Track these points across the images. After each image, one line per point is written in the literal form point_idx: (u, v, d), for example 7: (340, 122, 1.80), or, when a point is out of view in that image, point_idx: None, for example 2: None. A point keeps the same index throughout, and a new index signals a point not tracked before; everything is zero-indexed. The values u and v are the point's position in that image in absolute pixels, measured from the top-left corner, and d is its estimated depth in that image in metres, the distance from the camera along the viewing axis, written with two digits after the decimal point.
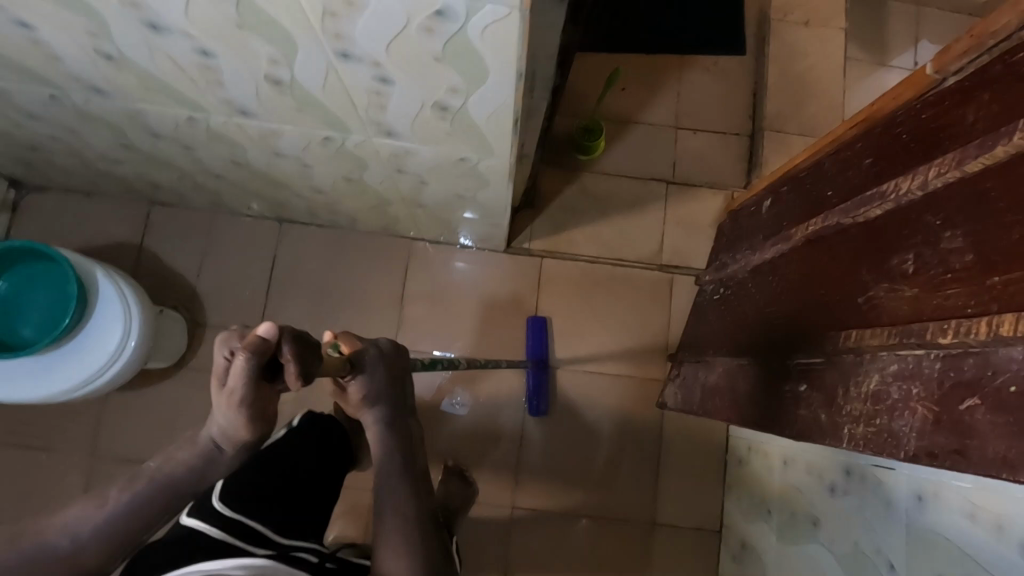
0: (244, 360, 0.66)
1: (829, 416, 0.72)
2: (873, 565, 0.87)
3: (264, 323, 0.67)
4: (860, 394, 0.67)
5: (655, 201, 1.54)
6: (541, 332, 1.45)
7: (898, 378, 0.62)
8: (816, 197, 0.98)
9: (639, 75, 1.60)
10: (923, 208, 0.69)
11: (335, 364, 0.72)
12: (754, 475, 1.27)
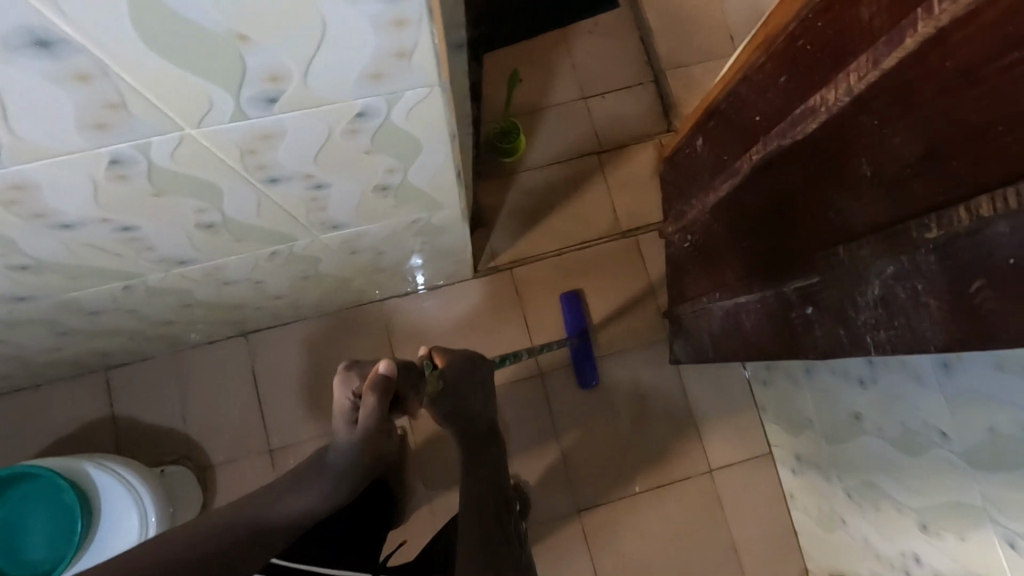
0: (374, 401, 0.68)
1: (847, 330, 0.75)
2: (925, 437, 0.92)
3: (383, 362, 0.69)
4: (869, 302, 0.70)
5: (593, 175, 1.55)
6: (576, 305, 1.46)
7: (898, 278, 0.65)
8: (746, 126, 1.01)
9: (531, 62, 1.61)
10: (856, 112, 0.72)
11: (429, 382, 0.82)
12: (783, 391, 1.32)
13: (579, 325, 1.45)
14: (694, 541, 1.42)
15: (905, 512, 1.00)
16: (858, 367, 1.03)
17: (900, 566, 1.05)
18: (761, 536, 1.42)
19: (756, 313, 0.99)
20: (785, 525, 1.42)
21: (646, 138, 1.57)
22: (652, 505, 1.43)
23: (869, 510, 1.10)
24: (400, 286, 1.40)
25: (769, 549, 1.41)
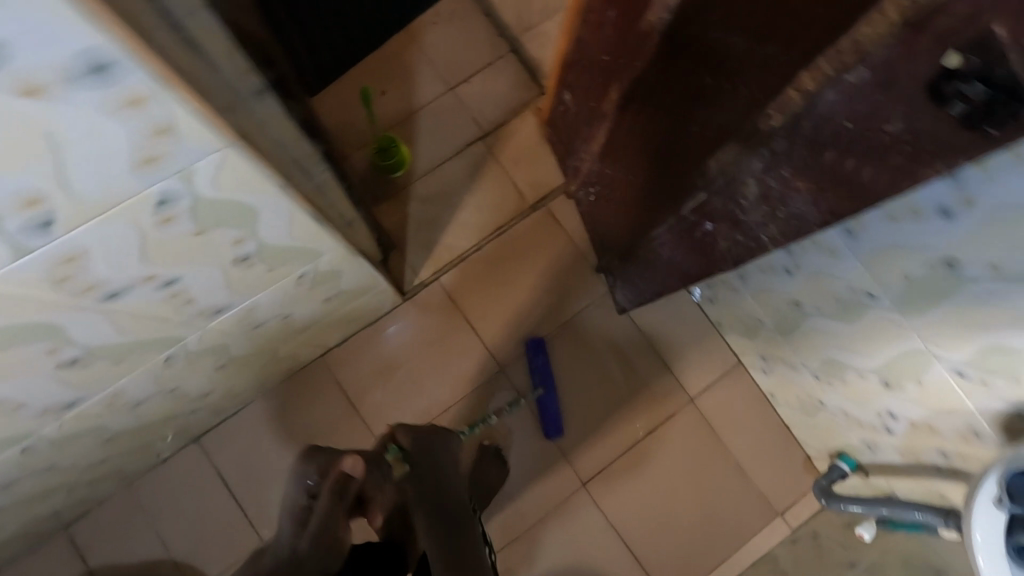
0: (332, 479, 0.91)
1: (746, 233, 0.75)
2: (857, 302, 0.93)
3: (347, 459, 0.92)
4: (753, 200, 0.71)
5: (485, 160, 1.53)
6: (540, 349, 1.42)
7: (766, 167, 0.66)
8: (598, 67, 1.00)
9: (386, 71, 1.57)
10: (679, 24, 0.71)
11: (396, 468, 0.95)
12: (729, 302, 1.34)
13: (538, 342, 1.43)
14: (700, 470, 1.44)
15: (868, 375, 1.03)
16: (780, 258, 1.05)
17: (881, 426, 1.08)
18: (758, 442, 1.45)
19: (664, 243, 1.00)
20: (776, 423, 1.46)
21: (522, 108, 1.56)
22: (650, 451, 1.44)
23: (838, 384, 1.13)
24: (334, 335, 1.36)
25: (770, 450, 1.44)
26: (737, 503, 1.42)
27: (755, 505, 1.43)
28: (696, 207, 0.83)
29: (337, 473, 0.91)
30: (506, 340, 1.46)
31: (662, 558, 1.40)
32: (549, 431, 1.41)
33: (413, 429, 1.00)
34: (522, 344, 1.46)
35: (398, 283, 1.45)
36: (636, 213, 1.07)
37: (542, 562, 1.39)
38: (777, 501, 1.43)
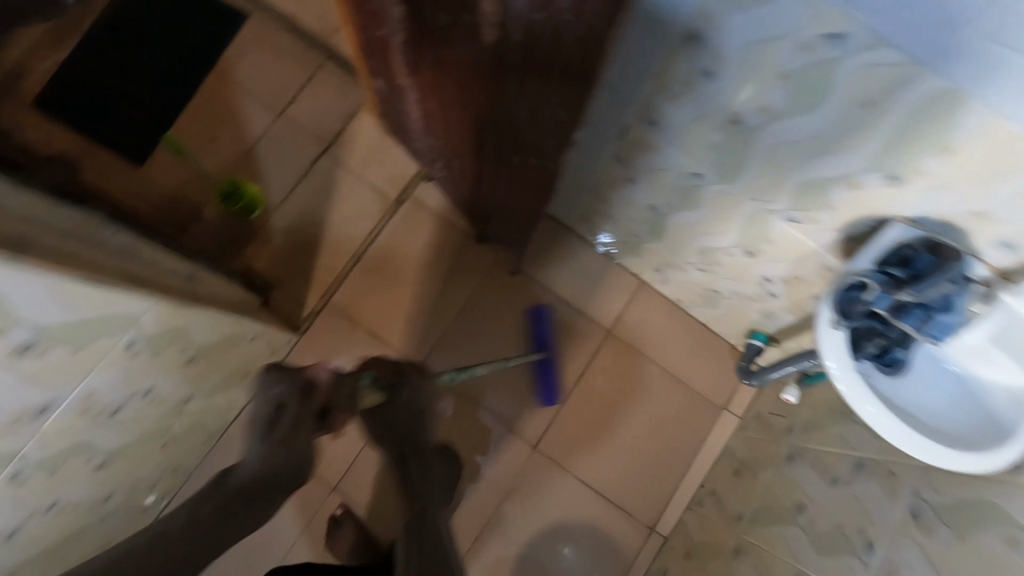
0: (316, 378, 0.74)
1: None
2: (693, 184, 0.95)
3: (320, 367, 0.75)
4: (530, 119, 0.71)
5: (335, 173, 1.49)
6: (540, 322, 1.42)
7: (518, 83, 0.66)
8: (374, 46, 0.98)
9: (205, 117, 1.51)
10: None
11: (374, 393, 0.84)
12: (607, 228, 1.35)
13: (546, 345, 1.41)
14: (638, 394, 1.46)
15: (733, 251, 1.06)
16: (619, 169, 1.05)
17: (766, 293, 1.11)
18: (683, 348, 1.48)
19: (505, 187, 0.99)
20: (694, 325, 1.49)
21: (355, 111, 1.53)
22: (587, 393, 1.45)
23: (718, 269, 1.16)
24: (237, 395, 1.30)
25: (696, 352, 1.48)
26: (681, 411, 1.46)
27: (699, 408, 1.47)
28: (503, 141, 0.82)
29: (302, 381, 0.73)
30: (415, 338, 1.44)
31: (631, 488, 1.43)
32: (548, 399, 1.42)
33: (398, 363, 0.88)
34: (432, 336, 1.45)
35: (289, 319, 1.42)
36: (473, 171, 1.06)
37: (521, 534, 1.40)
38: (718, 397, 1.47)
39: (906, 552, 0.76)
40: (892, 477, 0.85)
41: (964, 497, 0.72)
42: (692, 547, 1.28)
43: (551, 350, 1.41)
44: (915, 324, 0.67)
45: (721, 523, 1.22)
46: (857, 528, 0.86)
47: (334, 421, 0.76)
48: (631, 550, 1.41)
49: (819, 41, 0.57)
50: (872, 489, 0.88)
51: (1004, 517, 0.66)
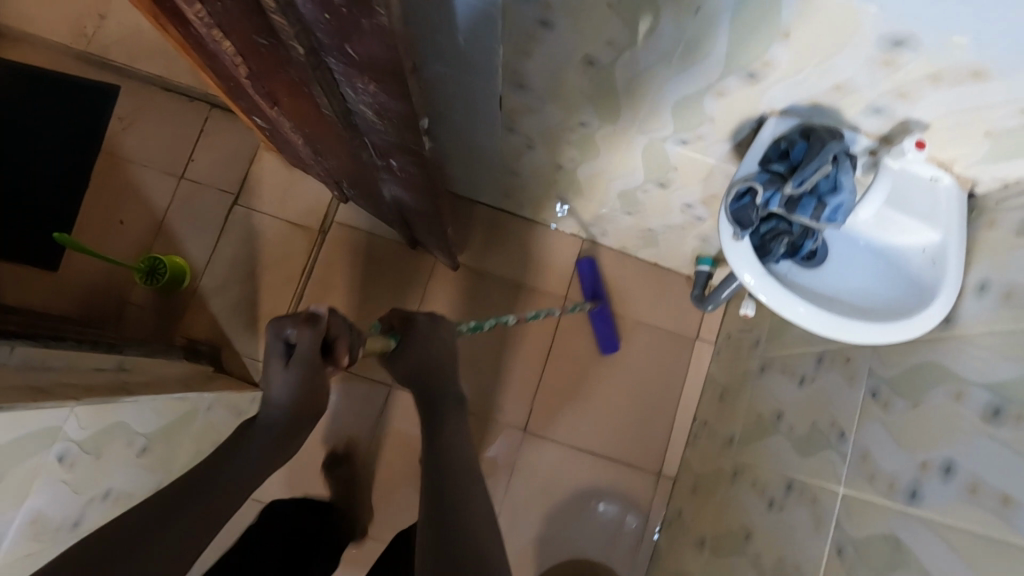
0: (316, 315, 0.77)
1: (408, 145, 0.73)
2: (582, 133, 0.93)
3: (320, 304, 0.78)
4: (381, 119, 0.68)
5: (252, 222, 1.48)
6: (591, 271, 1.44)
7: (349, 83, 0.63)
8: (228, 86, 0.95)
9: (104, 202, 1.46)
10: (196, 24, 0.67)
11: (377, 342, 0.86)
12: (531, 198, 1.33)
13: (598, 292, 1.44)
14: (610, 349, 1.47)
15: (649, 188, 1.04)
16: (515, 139, 1.04)
17: (692, 219, 1.11)
18: (640, 293, 1.48)
19: (399, 183, 0.97)
20: (647, 267, 1.49)
21: (256, 154, 1.51)
22: (561, 363, 1.46)
23: (643, 209, 1.16)
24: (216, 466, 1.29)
25: (655, 293, 1.48)
26: (656, 354, 1.47)
27: (672, 346, 1.47)
28: (370, 137, 0.80)
29: (307, 313, 0.77)
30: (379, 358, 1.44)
31: (627, 440, 1.45)
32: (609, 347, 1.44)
33: (410, 315, 0.96)
34: None
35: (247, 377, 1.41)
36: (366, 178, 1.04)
37: (536, 513, 1.42)
38: (688, 330, 1.48)
39: (872, 432, 0.76)
40: (847, 363, 0.86)
41: (912, 365, 0.72)
42: (696, 480, 1.30)
43: (604, 296, 1.44)
44: (810, 216, 0.65)
45: (716, 450, 1.24)
46: (828, 421, 0.86)
47: (337, 350, 0.78)
48: (644, 499, 1.43)
49: None
50: (832, 379, 0.89)
51: (947, 375, 0.66)
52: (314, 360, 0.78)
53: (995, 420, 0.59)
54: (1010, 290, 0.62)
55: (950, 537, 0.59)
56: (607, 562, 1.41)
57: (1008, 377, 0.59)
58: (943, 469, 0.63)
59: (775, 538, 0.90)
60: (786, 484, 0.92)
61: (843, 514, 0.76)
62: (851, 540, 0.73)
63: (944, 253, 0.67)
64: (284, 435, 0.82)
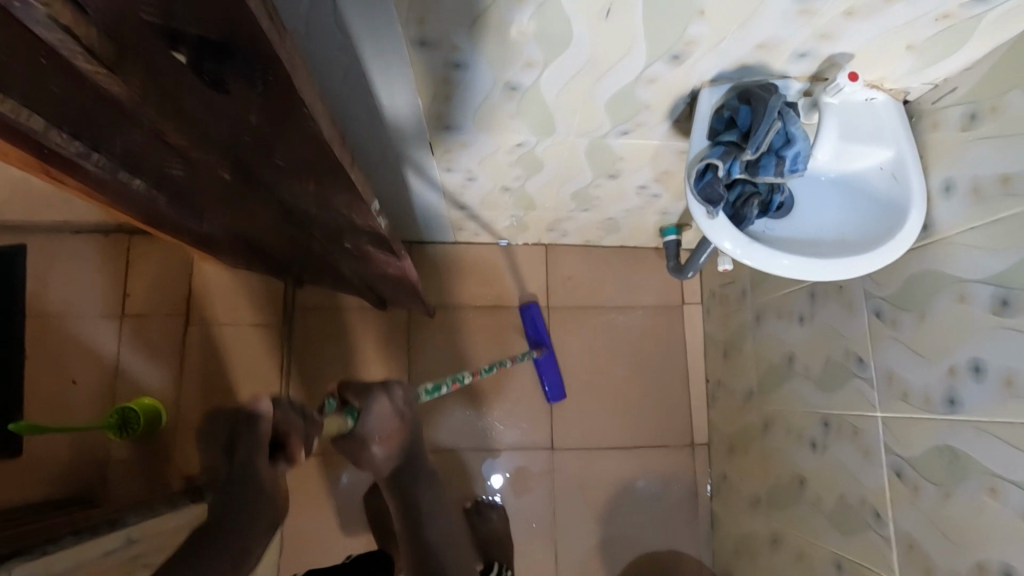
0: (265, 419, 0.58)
1: (358, 225, 0.70)
2: (521, 153, 0.92)
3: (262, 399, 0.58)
4: (324, 207, 0.65)
5: (209, 334, 1.42)
6: (535, 317, 1.41)
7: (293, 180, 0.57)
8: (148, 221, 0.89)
9: (42, 369, 1.30)
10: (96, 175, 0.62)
11: (340, 425, 0.67)
12: (485, 224, 1.31)
13: (542, 338, 1.41)
14: (606, 342, 1.47)
15: (599, 182, 1.03)
16: (455, 176, 1.01)
17: (648, 198, 1.11)
18: (616, 278, 1.48)
19: (352, 258, 0.92)
20: (614, 252, 1.49)
21: (192, 266, 1.44)
22: (564, 372, 1.45)
23: (598, 202, 1.15)
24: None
25: (631, 274, 1.49)
26: (651, 331, 1.48)
27: (663, 318, 1.48)
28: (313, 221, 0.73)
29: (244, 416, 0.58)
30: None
31: (651, 423, 1.45)
32: (555, 395, 1.41)
33: (370, 383, 0.72)
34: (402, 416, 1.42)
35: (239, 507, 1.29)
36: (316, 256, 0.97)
37: (589, 524, 1.40)
38: (673, 298, 1.49)
39: (891, 352, 0.77)
40: (842, 291, 0.88)
41: (908, 277, 0.74)
42: (729, 439, 1.31)
43: (547, 344, 1.41)
44: (774, 174, 0.65)
45: (739, 405, 1.25)
46: (842, 350, 0.88)
47: (290, 447, 0.60)
48: (686, 472, 1.43)
49: None
50: (832, 311, 0.91)
51: (946, 278, 0.68)
52: (269, 475, 0.58)
53: (1006, 311, 0.60)
54: (976, 184, 0.64)
55: (1004, 434, 0.60)
56: (672, 545, 1.40)
57: (1004, 268, 0.60)
58: (973, 370, 0.64)
59: (830, 477, 0.91)
60: (823, 421, 0.93)
61: (889, 436, 0.77)
62: (907, 460, 0.74)
63: (903, 167, 0.70)
64: (208, 573, 0.52)
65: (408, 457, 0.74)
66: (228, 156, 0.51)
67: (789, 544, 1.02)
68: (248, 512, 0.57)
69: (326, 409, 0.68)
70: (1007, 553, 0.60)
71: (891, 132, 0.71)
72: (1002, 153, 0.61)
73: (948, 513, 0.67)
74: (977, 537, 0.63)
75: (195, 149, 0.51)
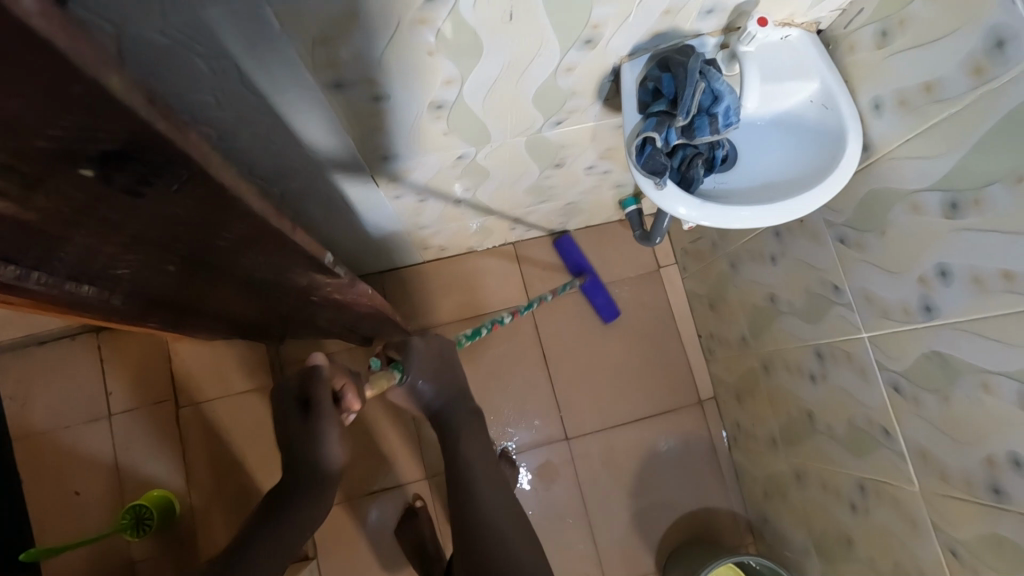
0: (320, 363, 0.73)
1: (317, 278, 0.69)
2: (464, 165, 0.91)
3: (316, 354, 0.74)
4: (277, 271, 0.63)
5: (201, 413, 1.38)
6: (573, 245, 1.46)
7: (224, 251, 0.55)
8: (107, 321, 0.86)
9: (49, 485, 1.34)
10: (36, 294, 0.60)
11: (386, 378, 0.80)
12: (449, 237, 1.30)
13: (582, 265, 1.45)
14: (596, 322, 1.48)
15: (548, 173, 1.03)
16: (406, 201, 1.01)
17: (600, 177, 1.12)
18: (589, 259, 1.49)
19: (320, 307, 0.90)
20: (582, 233, 1.49)
21: (167, 349, 1.40)
22: (561, 361, 1.46)
23: (553, 192, 1.15)
24: None
25: (602, 251, 1.49)
26: (635, 301, 1.49)
27: (644, 286, 1.49)
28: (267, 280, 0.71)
29: (308, 370, 0.74)
30: (402, 460, 1.39)
31: (656, 390, 1.46)
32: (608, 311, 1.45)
33: (406, 341, 0.88)
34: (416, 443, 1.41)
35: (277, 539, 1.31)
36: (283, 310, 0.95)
37: (621, 503, 1.41)
38: (648, 264, 1.50)
39: (864, 272, 0.78)
40: (805, 225, 0.89)
41: (863, 199, 0.75)
42: (734, 387, 1.32)
43: (591, 269, 1.46)
44: (710, 133, 0.65)
45: (736, 353, 1.27)
46: (818, 281, 0.89)
47: (346, 398, 0.76)
48: (701, 429, 1.45)
49: (424, 12, 0.55)
50: (800, 246, 0.92)
51: (898, 192, 0.69)
52: (332, 421, 0.73)
53: (957, 212, 0.61)
54: (903, 97, 0.65)
55: (983, 330, 0.62)
56: (704, 503, 1.42)
57: (947, 171, 0.62)
58: (941, 274, 0.66)
59: (836, 405, 0.92)
60: (816, 352, 0.95)
61: (880, 355, 0.79)
62: (901, 374, 0.75)
63: (831, 97, 0.71)
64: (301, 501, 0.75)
65: (447, 405, 0.88)
66: (162, 246, 0.49)
67: (814, 475, 1.04)
68: (308, 444, 0.74)
69: (373, 365, 0.82)
70: (1013, 441, 0.61)
71: (812, 64, 0.72)
72: (919, 63, 0.63)
73: (949, 416, 0.69)
74: (981, 432, 0.65)
75: (126, 246, 0.49)
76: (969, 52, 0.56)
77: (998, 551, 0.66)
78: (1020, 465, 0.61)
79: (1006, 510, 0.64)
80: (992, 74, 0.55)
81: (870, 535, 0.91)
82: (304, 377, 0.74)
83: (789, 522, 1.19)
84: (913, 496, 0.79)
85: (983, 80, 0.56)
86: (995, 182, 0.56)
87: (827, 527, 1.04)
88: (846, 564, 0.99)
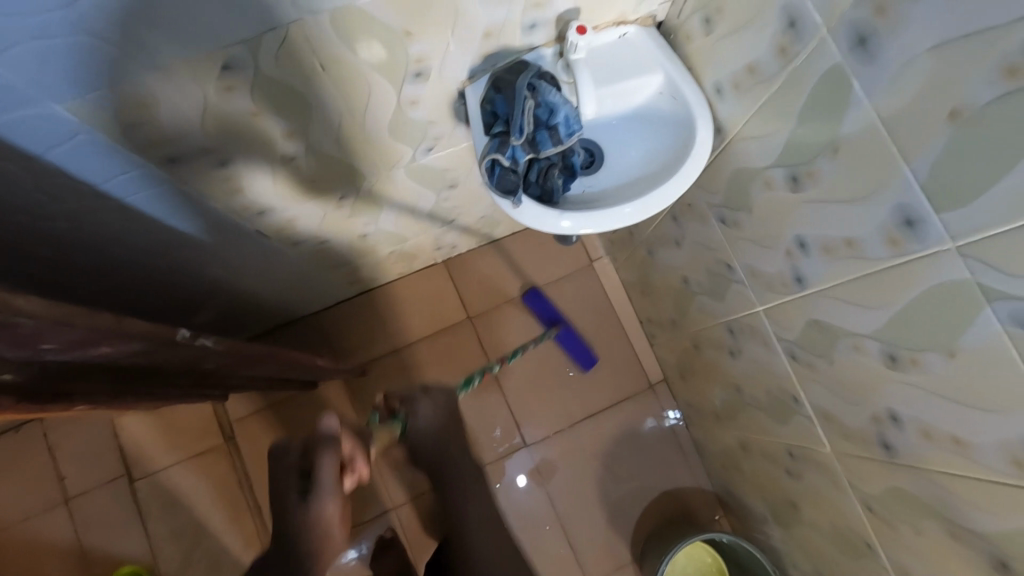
0: (333, 423, 0.70)
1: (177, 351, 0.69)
2: (351, 204, 0.91)
3: (328, 415, 0.71)
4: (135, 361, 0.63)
5: (157, 484, 1.37)
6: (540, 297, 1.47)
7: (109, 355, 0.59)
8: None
9: None
10: None
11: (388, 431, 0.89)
12: (373, 268, 1.31)
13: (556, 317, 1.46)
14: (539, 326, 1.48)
15: (445, 195, 1.04)
16: (306, 246, 1.01)
17: None
18: (522, 264, 1.50)
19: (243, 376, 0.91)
20: (511, 240, 1.50)
21: (113, 425, 1.38)
22: (511, 370, 1.46)
23: (460, 209, 1.16)
24: None
25: (533, 254, 1.50)
26: (574, 298, 1.50)
27: (579, 282, 1.50)
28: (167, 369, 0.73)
29: (321, 436, 0.70)
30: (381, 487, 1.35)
31: (609, 382, 1.47)
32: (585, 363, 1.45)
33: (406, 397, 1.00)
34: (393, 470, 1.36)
35: None
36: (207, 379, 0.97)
37: (592, 498, 1.41)
38: (581, 260, 1.51)
39: (745, 249, 0.79)
40: (694, 208, 0.90)
41: (729, 179, 0.76)
42: (677, 367, 1.34)
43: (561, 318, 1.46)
44: (553, 146, 0.66)
45: (671, 335, 1.28)
46: (715, 261, 0.90)
47: (352, 463, 0.73)
48: (657, 413, 1.46)
49: (224, 80, 0.55)
50: (695, 229, 0.93)
51: (751, 170, 0.70)
52: (332, 492, 0.68)
53: (798, 185, 0.63)
54: (736, 81, 0.66)
55: (842, 295, 0.63)
56: (674, 485, 1.43)
57: (782, 148, 0.63)
58: (800, 246, 0.67)
59: (754, 377, 0.94)
60: (729, 329, 0.96)
61: (775, 326, 0.80)
62: (793, 342, 0.77)
63: (676, 87, 0.71)
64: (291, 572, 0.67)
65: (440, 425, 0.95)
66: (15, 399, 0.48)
67: (756, 446, 1.05)
68: (307, 524, 0.67)
69: (377, 418, 0.92)
70: (887, 398, 0.62)
71: (654, 58, 0.73)
72: (737, 47, 0.64)
73: (836, 378, 0.70)
74: (862, 390, 0.66)
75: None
76: (773, 33, 0.58)
77: (900, 501, 0.67)
78: (896, 419, 0.62)
79: (897, 463, 0.65)
80: (794, 53, 0.56)
81: (808, 499, 0.92)
82: (313, 442, 0.70)
83: (746, 492, 1.20)
84: (829, 457, 0.80)
85: (789, 59, 0.57)
86: (819, 155, 0.58)
87: (775, 495, 1.05)
88: (798, 528, 1.00)
